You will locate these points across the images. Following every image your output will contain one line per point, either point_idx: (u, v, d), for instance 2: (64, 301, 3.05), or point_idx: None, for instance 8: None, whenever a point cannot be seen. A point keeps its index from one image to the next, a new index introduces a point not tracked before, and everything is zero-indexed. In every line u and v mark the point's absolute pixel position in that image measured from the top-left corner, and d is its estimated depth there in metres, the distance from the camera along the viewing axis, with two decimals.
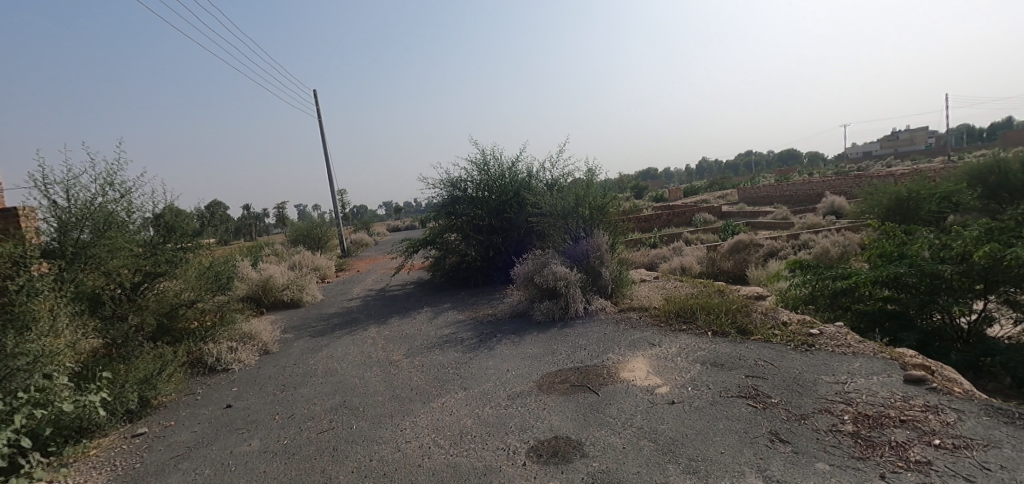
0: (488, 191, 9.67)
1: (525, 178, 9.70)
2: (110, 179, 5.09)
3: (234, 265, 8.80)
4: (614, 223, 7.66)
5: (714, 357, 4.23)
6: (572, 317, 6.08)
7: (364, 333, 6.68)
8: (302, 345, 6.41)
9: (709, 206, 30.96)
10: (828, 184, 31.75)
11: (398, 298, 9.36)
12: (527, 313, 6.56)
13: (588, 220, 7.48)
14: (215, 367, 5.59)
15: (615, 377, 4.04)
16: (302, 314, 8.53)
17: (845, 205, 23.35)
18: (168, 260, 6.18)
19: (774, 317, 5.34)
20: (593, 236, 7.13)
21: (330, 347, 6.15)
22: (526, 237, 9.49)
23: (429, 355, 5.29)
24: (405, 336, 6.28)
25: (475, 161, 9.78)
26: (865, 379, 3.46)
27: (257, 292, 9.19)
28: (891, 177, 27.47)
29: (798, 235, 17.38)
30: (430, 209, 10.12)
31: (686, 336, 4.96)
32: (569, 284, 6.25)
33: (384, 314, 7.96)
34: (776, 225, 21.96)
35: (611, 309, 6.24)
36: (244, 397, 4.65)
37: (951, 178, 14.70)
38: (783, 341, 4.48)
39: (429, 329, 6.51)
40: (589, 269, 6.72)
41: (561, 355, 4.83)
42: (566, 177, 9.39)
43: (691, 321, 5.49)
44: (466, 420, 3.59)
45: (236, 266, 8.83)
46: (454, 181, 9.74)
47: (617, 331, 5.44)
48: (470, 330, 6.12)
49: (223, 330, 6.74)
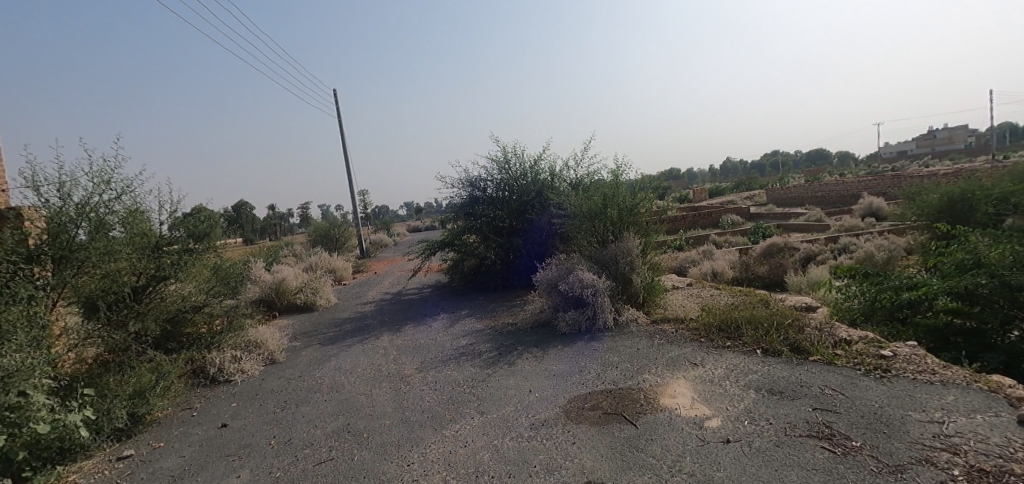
0: (509, 191, 9.18)
1: (548, 177, 9.18)
2: (103, 178, 4.74)
3: (247, 267, 8.53)
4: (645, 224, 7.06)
5: (770, 382, 3.65)
6: (600, 329, 5.55)
7: (376, 343, 6.26)
8: (310, 354, 6.04)
9: (736, 207, 29.81)
10: (864, 184, 30.25)
11: (414, 303, 8.95)
12: (551, 322, 6.04)
13: (618, 222, 6.91)
14: (217, 378, 5.26)
15: (654, 405, 3.51)
16: (315, 319, 8.23)
17: (884, 206, 22.08)
18: (173, 263, 5.89)
19: (832, 334, 4.70)
20: (621, 239, 6.56)
21: (339, 358, 5.76)
22: (549, 239, 8.97)
23: (444, 370, 4.84)
24: (419, 347, 5.84)
25: (496, 160, 9.32)
26: (966, 416, 2.83)
27: (270, 295, 8.93)
28: (934, 177, 25.91)
29: (836, 238, 16.37)
30: (448, 210, 9.71)
31: (732, 355, 4.38)
32: (598, 292, 5.70)
33: (399, 320, 7.55)
34: (809, 228, 20.89)
35: (643, 321, 5.68)
36: (241, 415, 4.27)
37: (1008, 178, 13.56)
38: (851, 365, 3.86)
39: (444, 339, 6.05)
40: (619, 276, 6.16)
41: (589, 374, 4.31)
42: (592, 176, 8.83)
43: (736, 336, 4.89)
44: (482, 454, 3.10)
45: (248, 268, 8.56)
46: (473, 180, 9.30)
47: (652, 347, 4.89)
48: (489, 341, 5.65)
49: (230, 337, 6.45)
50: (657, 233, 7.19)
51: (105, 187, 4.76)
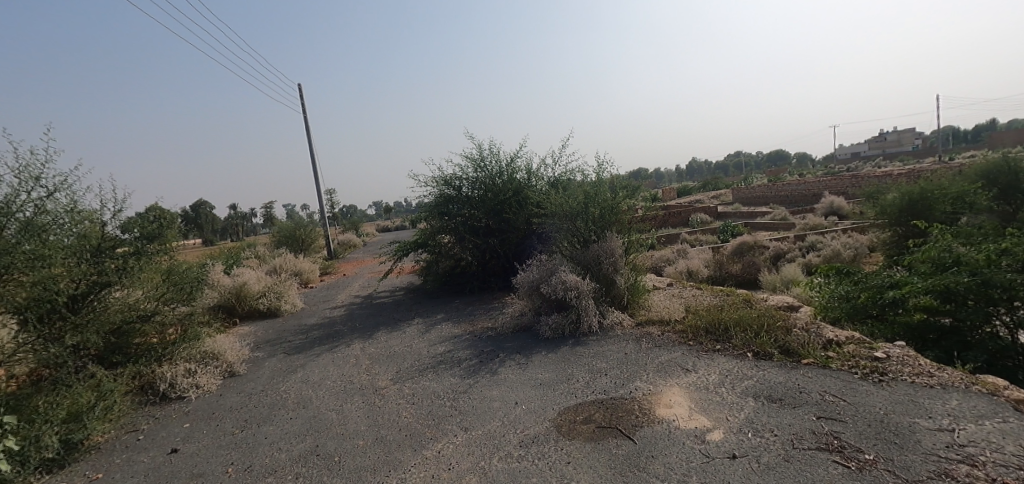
0: (485, 190, 8.87)
1: (525, 175, 8.92)
2: (31, 171, 4.16)
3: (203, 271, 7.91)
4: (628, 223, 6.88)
5: (768, 389, 3.51)
6: (584, 333, 5.33)
7: (346, 351, 5.85)
8: (274, 366, 5.57)
9: (704, 206, 30.38)
10: (824, 184, 31.40)
11: (386, 307, 8.53)
12: (533, 326, 5.79)
13: (600, 222, 6.70)
14: (168, 395, 4.75)
15: (650, 416, 3.30)
16: (279, 326, 7.69)
17: (844, 205, 22.90)
18: (118, 268, 5.30)
19: (820, 336, 4.63)
20: (604, 239, 6.37)
21: (305, 369, 5.33)
22: (527, 239, 8.72)
23: (421, 381, 4.51)
24: (393, 355, 5.47)
25: (471, 157, 8.99)
26: (974, 423, 2.74)
27: (230, 300, 8.32)
28: (889, 178, 27.09)
29: (802, 236, 16.80)
30: (421, 209, 9.29)
31: (724, 360, 4.23)
32: (581, 294, 5.49)
33: (370, 326, 7.14)
34: (776, 227, 21.45)
35: (628, 324, 5.50)
36: (195, 437, 3.82)
37: (961, 179, 14.19)
38: (845, 369, 3.76)
39: (420, 346, 5.70)
40: (602, 277, 5.94)
41: (578, 382, 4.07)
42: (570, 175, 8.62)
43: (724, 339, 4.76)
44: (468, 478, 2.81)
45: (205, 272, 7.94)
46: (448, 178, 8.93)
47: (640, 351, 4.70)
48: (468, 348, 5.34)
49: (184, 347, 5.89)
50: (638, 232, 7.03)
51: (35, 184, 4.15)
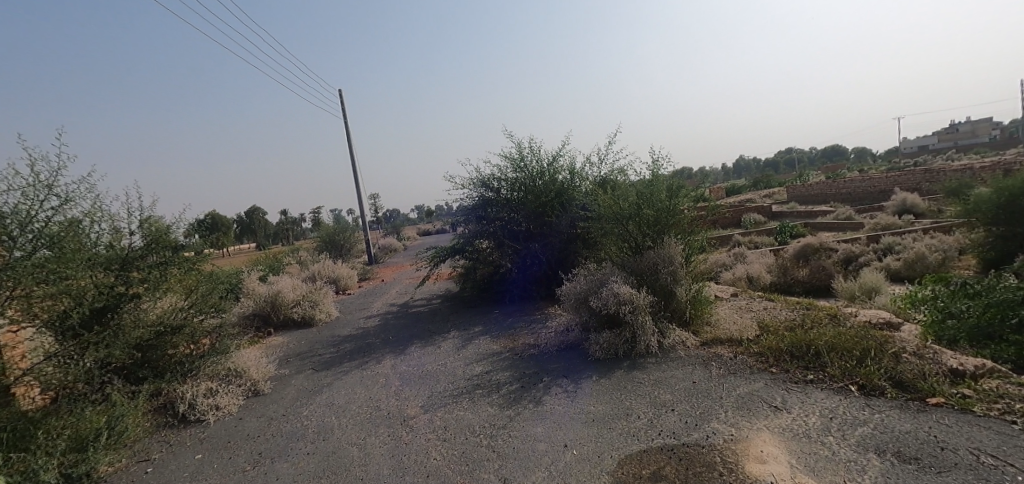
0: (525, 191, 8.28)
1: (568, 175, 8.27)
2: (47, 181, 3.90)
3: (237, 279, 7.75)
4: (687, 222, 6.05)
5: (895, 442, 2.71)
6: (640, 354, 4.62)
7: (376, 369, 5.41)
8: (300, 384, 5.19)
9: (757, 206, 28.49)
10: (893, 180, 28.81)
11: (422, 316, 8.09)
12: (580, 344, 5.12)
13: (655, 225, 5.91)
14: (187, 418, 4.44)
15: (739, 475, 2.59)
16: (312, 337, 7.41)
17: (920, 203, 20.73)
18: (144, 280, 5.23)
19: (943, 365, 3.71)
20: (660, 245, 5.62)
21: (332, 389, 4.91)
22: (570, 245, 8.06)
23: (455, 410, 3.96)
24: (425, 375, 4.96)
25: (510, 157, 8.43)
26: None
27: (265, 309, 8.14)
28: (971, 172, 24.39)
29: (875, 238, 15.20)
30: (457, 212, 8.83)
31: (823, 395, 3.42)
32: (636, 309, 4.78)
33: (404, 338, 6.70)
34: (840, 227, 19.66)
35: (692, 343, 4.74)
36: (204, 472, 3.43)
37: None
38: (997, 416, 2.88)
39: (455, 365, 5.17)
40: (660, 288, 5.20)
41: (639, 420, 3.39)
42: (618, 174, 7.90)
43: (816, 365, 3.93)
44: None
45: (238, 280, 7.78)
46: (486, 179, 8.43)
47: (711, 380, 3.95)
48: (508, 370, 4.75)
49: (211, 362, 5.65)
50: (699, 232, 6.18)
51: (48, 192, 3.90)
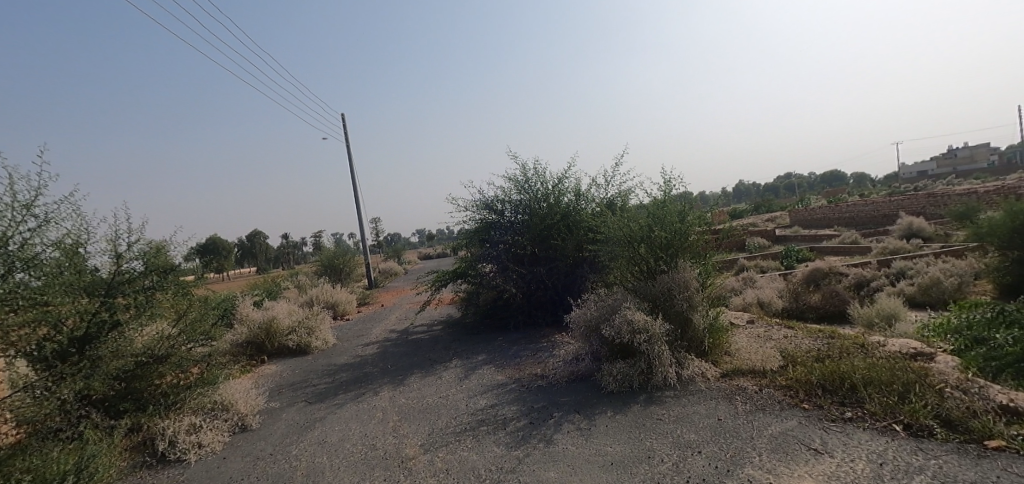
0: (530, 214, 8.07)
1: (574, 198, 8.07)
2: (25, 202, 3.68)
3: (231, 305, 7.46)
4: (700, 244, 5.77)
5: None
6: (657, 387, 4.29)
7: (373, 402, 5.06)
8: (291, 419, 4.84)
9: (761, 230, 28.26)
10: (896, 204, 28.65)
11: (422, 344, 7.74)
12: (592, 376, 4.79)
13: (665, 247, 5.65)
14: (167, 457, 4.10)
15: None
16: (306, 366, 7.06)
17: (926, 226, 20.49)
18: (131, 305, 5.01)
19: (994, 401, 3.37)
20: (674, 270, 5.34)
21: (325, 425, 4.57)
22: (576, 269, 7.79)
23: (457, 450, 3.62)
24: (426, 409, 4.62)
25: (514, 179, 8.25)
26: None
27: (259, 336, 7.83)
28: (975, 195, 24.21)
29: (885, 262, 14.89)
30: (460, 235, 8.60)
31: (866, 436, 3.08)
32: (652, 338, 4.48)
33: (403, 367, 6.36)
34: (847, 252, 19.36)
35: (713, 375, 4.41)
36: None
37: None
38: None
39: (457, 398, 4.83)
40: (675, 315, 4.90)
41: (663, 464, 3.06)
42: (625, 196, 7.69)
43: (853, 400, 3.59)
44: None
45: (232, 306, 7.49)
46: (489, 202, 8.23)
47: (738, 416, 3.61)
48: (515, 404, 4.41)
49: (198, 394, 5.31)
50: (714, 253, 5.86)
51: (25, 212, 3.67)
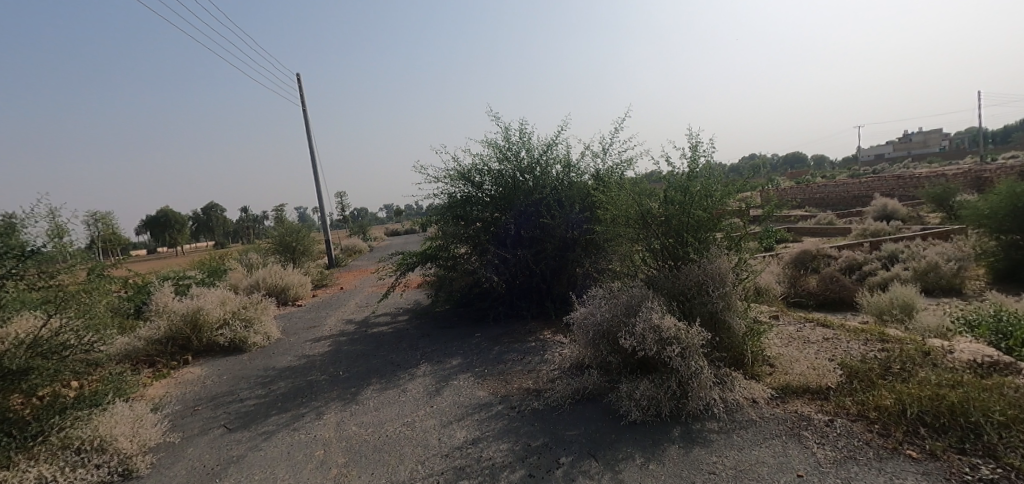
0: (513, 187, 6.82)
1: (564, 168, 6.86)
2: None
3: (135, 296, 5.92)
4: (745, 222, 4.51)
5: None
6: (695, 417, 3.23)
7: (314, 429, 3.82)
8: (198, 457, 3.54)
9: None
10: (867, 186, 28.73)
11: (383, 340, 6.47)
12: (603, 398, 3.68)
13: (694, 228, 4.44)
14: None
15: None
16: (237, 370, 5.68)
17: (900, 208, 20.38)
18: None
19: None
20: (702, 258, 4.25)
21: (243, 469, 3.31)
22: (567, 253, 6.64)
23: None
24: (384, 444, 3.42)
25: (495, 145, 6.96)
26: None
27: (182, 330, 6.39)
28: (945, 178, 24.33)
29: (871, 245, 14.45)
30: (431, 212, 7.30)
31: None
32: (686, 350, 3.40)
33: (358, 374, 5.11)
34: (826, 233, 19.07)
35: (764, 401, 3.38)
36: None
37: None
38: None
39: (426, 427, 3.63)
40: (709, 318, 3.83)
41: None
42: (624, 167, 6.53)
43: (976, 447, 2.60)
44: None
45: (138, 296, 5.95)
46: (465, 171, 6.93)
47: (825, 471, 2.58)
48: (505, 440, 3.26)
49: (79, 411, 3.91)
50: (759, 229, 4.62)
51: None
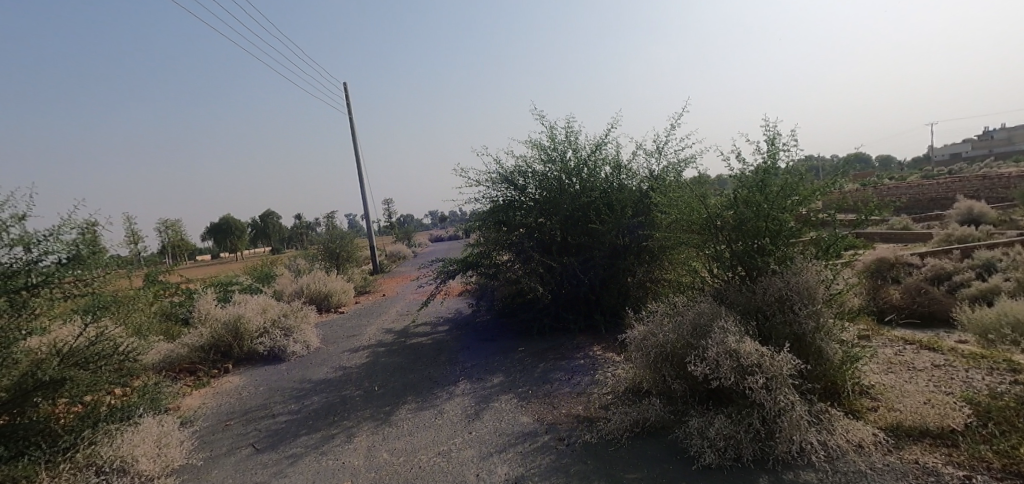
0: (559, 190, 6.37)
1: (614, 169, 6.34)
2: None
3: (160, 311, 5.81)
4: (835, 227, 3.83)
5: None
6: (785, 464, 2.65)
7: (342, 454, 3.51)
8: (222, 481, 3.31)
9: None
10: (947, 188, 26.08)
11: (422, 351, 6.17)
12: (667, 432, 3.15)
13: (773, 234, 3.81)
14: None
15: None
16: (274, 381, 5.53)
17: (990, 211, 18.21)
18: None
19: None
20: (783, 269, 3.63)
21: None
22: (617, 261, 6.11)
23: None
24: (416, 478, 3.05)
25: (539, 147, 6.54)
26: None
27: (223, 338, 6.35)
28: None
29: (959, 252, 12.87)
30: (472, 217, 6.97)
31: None
32: (771, 380, 2.83)
33: (393, 390, 4.81)
34: (901, 239, 17.31)
35: (874, 446, 2.74)
36: None
37: None
38: None
39: (463, 458, 3.23)
40: (796, 341, 3.23)
41: None
42: (681, 167, 5.94)
43: None
44: None
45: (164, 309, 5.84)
46: (508, 174, 6.56)
47: None
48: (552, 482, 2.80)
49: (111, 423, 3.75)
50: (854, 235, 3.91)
51: None
